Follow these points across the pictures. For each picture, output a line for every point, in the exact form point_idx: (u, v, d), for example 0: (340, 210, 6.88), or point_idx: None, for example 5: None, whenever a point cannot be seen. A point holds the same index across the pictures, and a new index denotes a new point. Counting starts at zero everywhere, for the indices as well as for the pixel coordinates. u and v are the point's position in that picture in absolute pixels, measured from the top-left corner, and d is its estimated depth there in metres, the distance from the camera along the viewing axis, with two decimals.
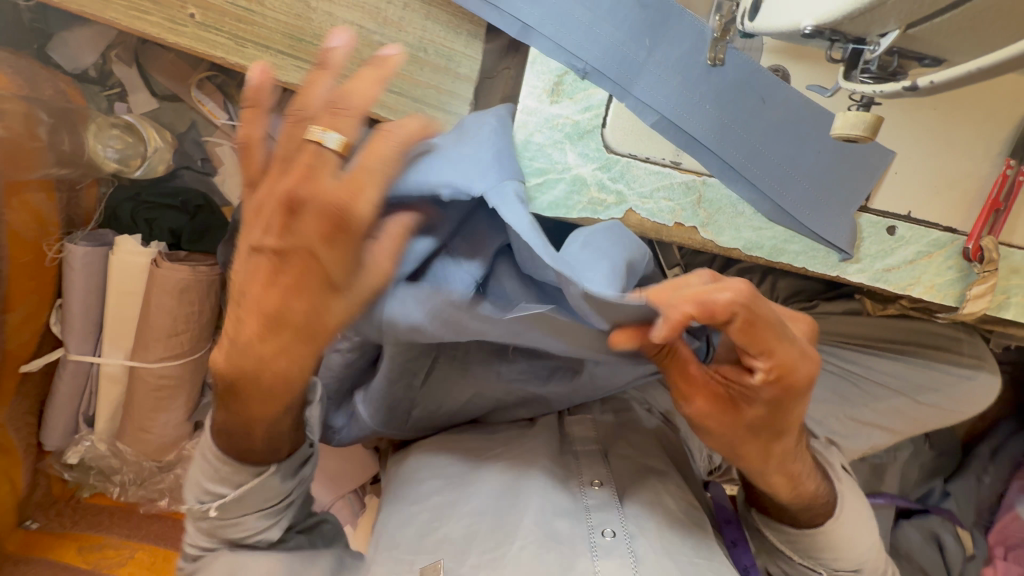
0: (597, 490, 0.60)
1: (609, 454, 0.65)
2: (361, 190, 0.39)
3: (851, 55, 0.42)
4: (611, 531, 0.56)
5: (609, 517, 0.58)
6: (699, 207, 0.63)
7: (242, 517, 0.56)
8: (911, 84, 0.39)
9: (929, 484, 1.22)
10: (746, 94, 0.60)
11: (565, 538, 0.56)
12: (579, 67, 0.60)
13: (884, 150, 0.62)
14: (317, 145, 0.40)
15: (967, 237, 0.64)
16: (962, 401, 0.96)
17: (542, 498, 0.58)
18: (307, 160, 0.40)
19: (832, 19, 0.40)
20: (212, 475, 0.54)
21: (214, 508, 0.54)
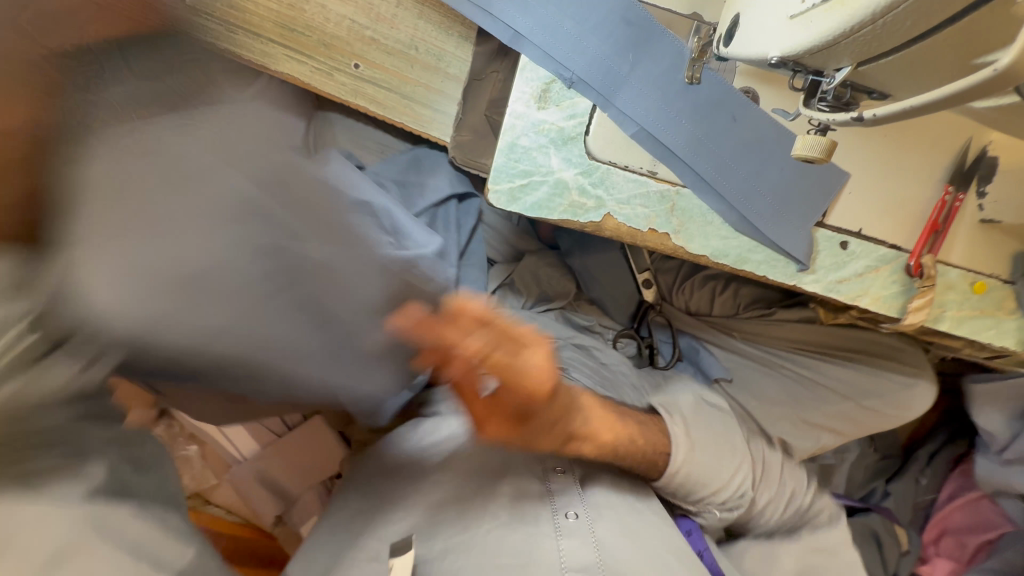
0: (560, 477, 0.69)
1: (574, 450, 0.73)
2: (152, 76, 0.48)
3: (811, 85, 0.48)
4: (574, 513, 0.64)
5: (571, 501, 0.66)
6: (672, 215, 0.67)
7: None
8: (859, 116, 0.44)
9: (872, 485, 1.33)
10: (718, 112, 0.64)
11: (531, 516, 0.63)
12: (565, 77, 0.64)
13: (841, 171, 0.68)
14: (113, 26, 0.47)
15: (910, 254, 0.71)
16: (904, 407, 1.01)
17: (513, 482, 0.66)
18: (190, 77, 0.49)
19: (795, 53, 0.44)
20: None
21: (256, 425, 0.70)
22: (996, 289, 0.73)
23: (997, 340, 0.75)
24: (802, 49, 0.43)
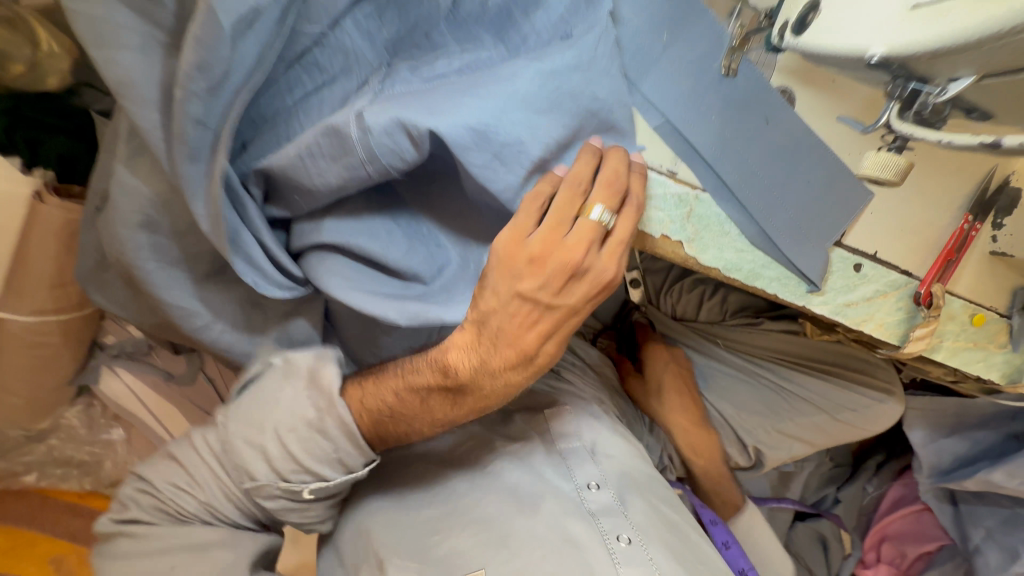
0: (596, 494, 0.64)
1: (596, 452, 0.69)
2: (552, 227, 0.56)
3: (911, 94, 0.46)
4: (626, 537, 0.60)
5: (621, 524, 0.62)
6: (688, 221, 0.61)
7: (311, 503, 0.67)
8: (993, 139, 0.43)
9: (823, 492, 1.34)
10: (752, 111, 0.57)
11: (579, 541, 0.60)
12: (565, 30, 0.56)
13: (865, 191, 0.61)
14: (587, 219, 0.56)
15: (919, 282, 0.67)
16: (870, 422, 1.01)
17: (547, 504, 0.63)
18: (584, 280, 0.59)
19: (908, 53, 0.41)
20: (310, 452, 0.64)
21: (310, 489, 0.64)
22: (992, 323, 0.72)
23: (983, 372, 0.75)
24: (925, 47, 0.39)
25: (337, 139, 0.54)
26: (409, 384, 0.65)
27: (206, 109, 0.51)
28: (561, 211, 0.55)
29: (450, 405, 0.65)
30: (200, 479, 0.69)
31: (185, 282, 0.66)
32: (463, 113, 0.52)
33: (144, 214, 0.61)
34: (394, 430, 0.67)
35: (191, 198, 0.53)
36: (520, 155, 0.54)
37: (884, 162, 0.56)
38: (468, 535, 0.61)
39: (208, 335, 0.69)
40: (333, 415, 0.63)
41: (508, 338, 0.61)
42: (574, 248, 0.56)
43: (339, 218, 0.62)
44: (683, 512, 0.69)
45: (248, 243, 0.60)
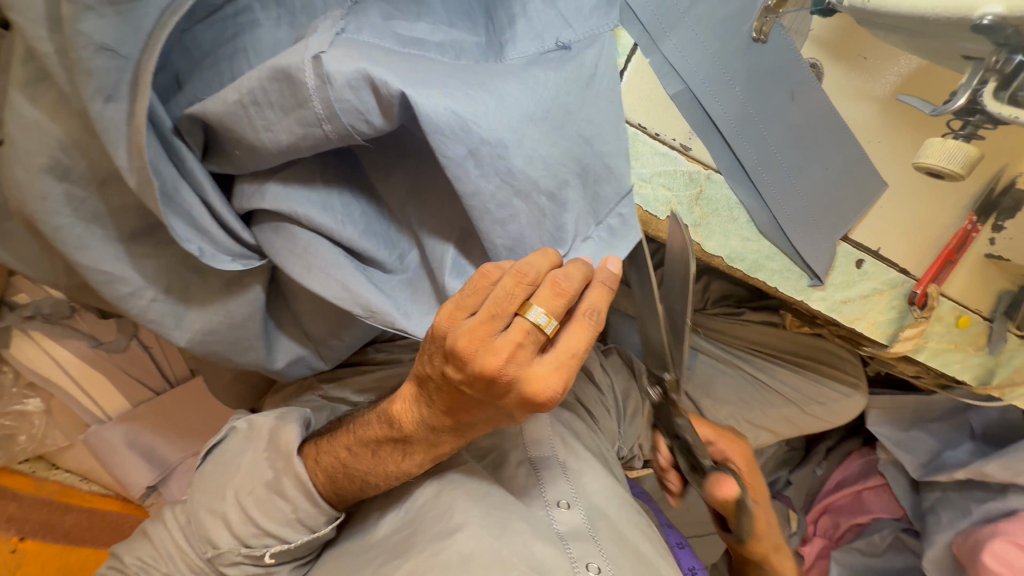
0: (565, 512, 0.62)
1: (569, 468, 0.67)
2: (483, 324, 0.43)
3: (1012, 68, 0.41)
4: (595, 566, 0.56)
5: (590, 550, 0.58)
6: (695, 204, 0.56)
7: (277, 566, 0.64)
8: None
9: (774, 474, 1.24)
10: (777, 85, 0.51)
11: (548, 568, 0.54)
12: (563, 40, 0.49)
13: (879, 180, 0.57)
14: (523, 320, 0.43)
15: (916, 282, 0.64)
16: (837, 414, 1.02)
17: (518, 519, 0.58)
18: (507, 393, 0.44)
19: None
20: (271, 516, 0.62)
21: (270, 555, 0.62)
22: (975, 326, 0.70)
23: (958, 373, 0.74)
24: None
25: (291, 93, 0.44)
26: (360, 439, 0.60)
27: (118, 35, 0.44)
28: (495, 303, 0.43)
29: (401, 456, 0.58)
30: (166, 552, 0.68)
31: (108, 243, 0.56)
32: (445, 92, 0.42)
33: (52, 158, 0.51)
34: (356, 486, 0.62)
35: (111, 146, 0.46)
36: (500, 161, 0.45)
37: (953, 152, 0.49)
38: (426, 557, 0.55)
39: (135, 304, 0.59)
40: (289, 483, 0.62)
41: (442, 406, 0.51)
42: (502, 352, 0.43)
43: (283, 182, 0.52)
44: (656, 541, 0.65)
45: (185, 199, 0.51)
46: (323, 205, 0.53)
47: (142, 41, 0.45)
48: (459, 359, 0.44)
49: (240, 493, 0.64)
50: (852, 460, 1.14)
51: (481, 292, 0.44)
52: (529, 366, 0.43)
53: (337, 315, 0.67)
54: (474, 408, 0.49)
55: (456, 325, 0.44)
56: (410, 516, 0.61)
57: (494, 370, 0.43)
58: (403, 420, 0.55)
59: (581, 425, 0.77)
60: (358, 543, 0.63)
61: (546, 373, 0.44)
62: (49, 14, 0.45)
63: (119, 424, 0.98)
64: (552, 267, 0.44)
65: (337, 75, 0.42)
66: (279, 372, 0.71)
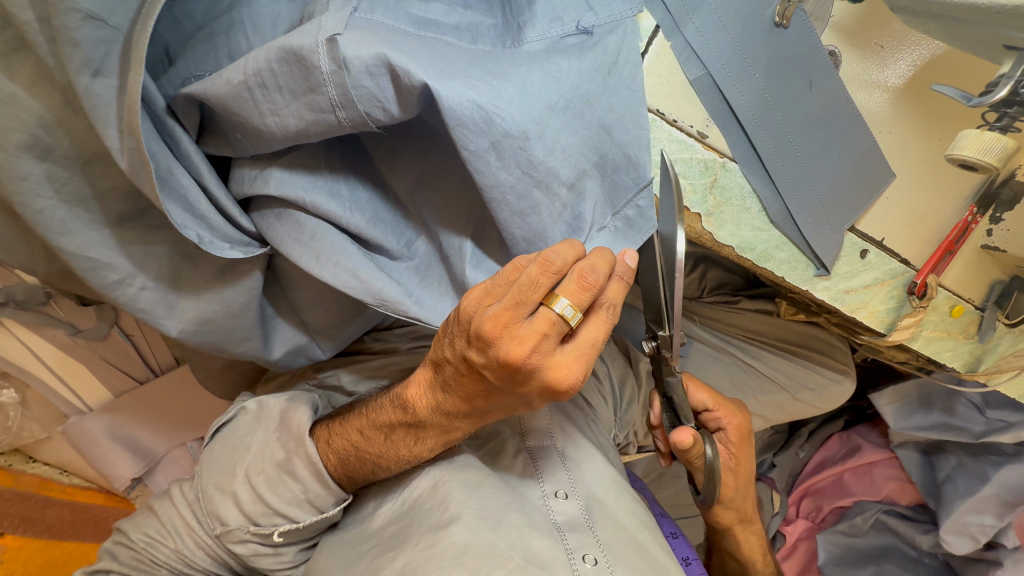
0: (563, 503, 0.60)
1: (568, 458, 0.65)
2: (508, 312, 0.42)
3: None
4: (592, 557, 0.55)
5: (587, 542, 0.57)
6: (710, 192, 0.56)
7: (284, 546, 0.63)
8: None
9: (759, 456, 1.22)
10: (796, 73, 0.51)
11: (546, 563, 0.54)
12: (584, 23, 0.46)
13: (888, 171, 0.57)
14: (548, 310, 0.43)
15: (916, 272, 0.65)
16: (826, 400, 1.05)
17: (515, 512, 0.57)
18: (528, 381, 0.44)
19: None
20: (281, 497, 0.61)
21: (279, 533, 0.61)
22: (967, 315, 0.71)
23: (948, 361, 0.76)
24: None
25: (304, 76, 0.42)
26: (373, 422, 0.59)
27: (106, 3, 0.40)
28: (521, 291, 0.42)
29: (414, 440, 0.58)
30: (173, 528, 0.66)
31: (93, 227, 0.53)
32: (469, 82, 0.41)
33: (31, 136, 0.47)
34: (367, 469, 0.61)
35: (100, 124, 0.43)
36: (522, 152, 0.44)
37: (990, 142, 0.50)
38: (420, 551, 0.54)
39: (124, 293, 0.56)
40: (301, 465, 0.60)
41: (459, 392, 0.51)
42: (526, 341, 0.42)
43: (288, 167, 0.50)
44: (656, 531, 0.63)
45: (181, 183, 0.48)
46: (327, 186, 0.51)
47: (132, 10, 0.41)
48: (483, 344, 0.44)
49: (249, 474, 0.62)
50: (832, 443, 1.18)
51: (511, 281, 0.43)
52: (551, 355, 0.43)
53: (337, 303, 0.64)
54: (493, 396, 0.49)
55: (481, 310, 0.44)
56: (405, 506, 0.60)
57: (517, 358, 0.43)
58: (417, 405, 0.55)
59: (582, 411, 0.76)
60: (356, 531, 0.62)
61: (567, 362, 0.44)
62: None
63: (102, 414, 0.94)
64: (581, 257, 0.43)
65: (355, 59, 0.40)
66: (275, 362, 0.68)
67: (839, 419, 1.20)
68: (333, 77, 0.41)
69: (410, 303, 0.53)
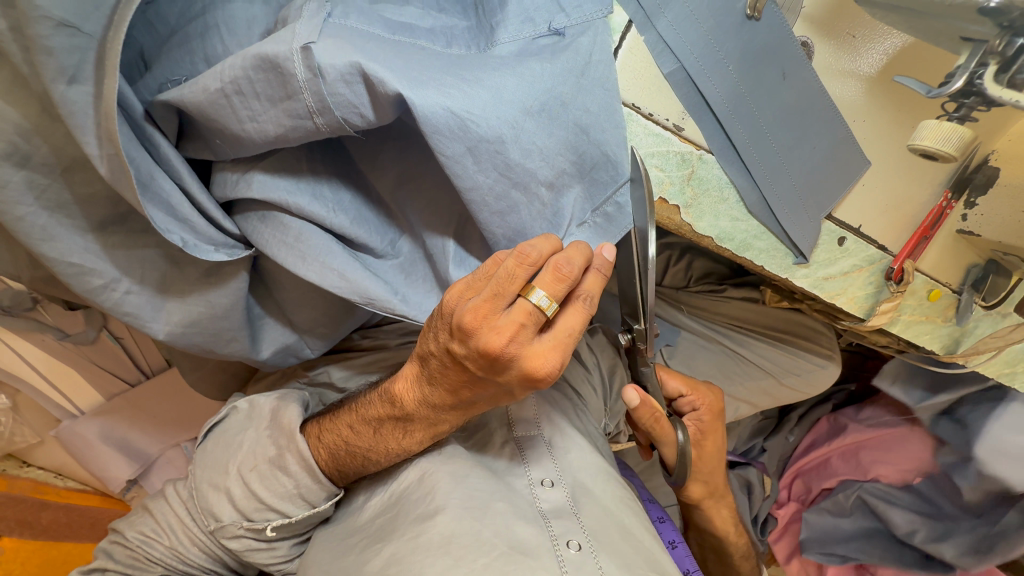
0: (549, 492, 0.61)
1: (555, 447, 0.66)
2: (487, 305, 0.43)
3: None
4: (577, 544, 0.56)
5: (573, 529, 0.58)
6: (687, 184, 0.56)
7: (278, 541, 0.64)
8: None
9: (751, 441, 1.26)
10: (769, 65, 0.51)
11: (532, 550, 0.55)
12: (556, 24, 0.46)
13: (863, 159, 0.58)
14: (525, 302, 0.43)
15: (893, 258, 0.66)
16: (812, 385, 1.07)
17: (500, 501, 0.58)
18: (510, 370, 0.45)
19: None
20: (273, 492, 0.62)
21: (272, 527, 0.62)
22: (944, 298, 0.72)
23: (927, 344, 0.78)
24: None
25: (281, 85, 0.42)
26: (362, 416, 0.60)
27: (79, 10, 0.40)
28: (499, 284, 0.43)
29: (402, 433, 0.58)
30: (167, 525, 0.67)
31: (76, 230, 0.53)
32: (442, 89, 0.42)
33: (9, 144, 0.47)
34: (357, 462, 0.61)
35: (79, 132, 0.43)
36: (498, 155, 0.45)
37: (948, 133, 0.51)
38: (407, 541, 0.55)
39: (109, 297, 0.56)
40: (292, 460, 0.61)
41: (445, 383, 0.51)
42: (505, 331, 0.43)
43: (269, 171, 0.50)
44: (641, 515, 0.65)
45: (164, 189, 0.48)
46: (309, 187, 0.51)
47: (106, 17, 0.42)
48: (464, 336, 0.44)
49: (242, 470, 0.63)
50: (821, 425, 1.21)
51: (490, 274, 0.44)
52: (530, 344, 0.44)
53: (323, 302, 0.65)
54: (477, 386, 0.50)
55: (462, 303, 0.45)
56: (393, 497, 0.61)
57: (497, 349, 0.43)
58: (405, 399, 0.56)
59: (570, 401, 0.77)
60: (346, 524, 0.63)
61: (546, 352, 0.45)
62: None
63: (94, 418, 0.94)
64: (559, 251, 0.44)
65: (330, 66, 0.41)
66: (264, 361, 0.69)
67: (827, 403, 1.24)
68: (309, 84, 0.41)
69: (395, 300, 0.54)
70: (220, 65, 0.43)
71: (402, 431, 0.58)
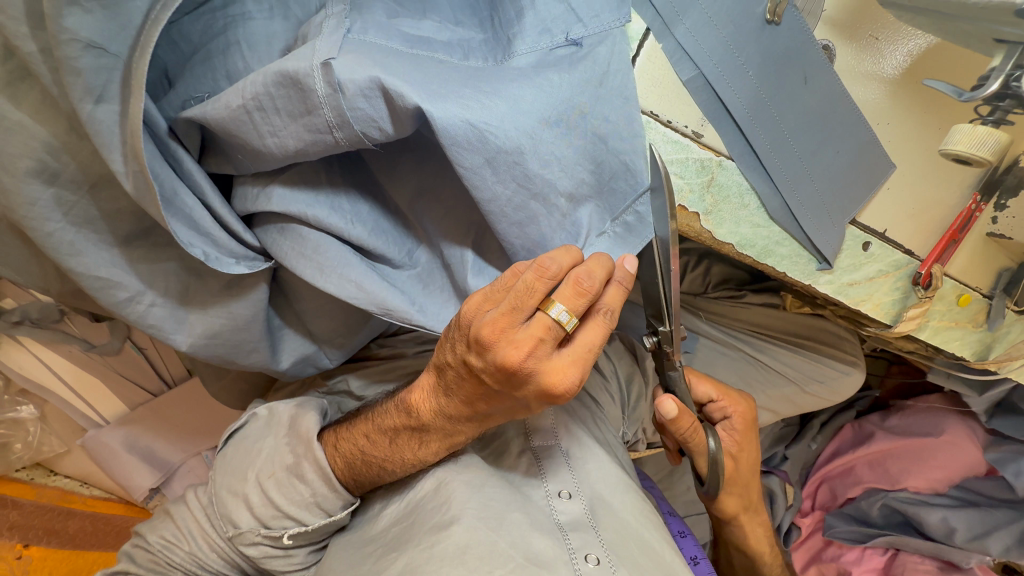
0: (566, 503, 0.61)
1: (572, 457, 0.65)
2: (505, 318, 0.43)
3: None
4: (595, 557, 0.56)
5: (590, 541, 0.57)
6: (707, 191, 0.56)
7: (295, 549, 0.64)
8: None
9: (772, 449, 1.21)
10: (790, 68, 0.51)
11: (549, 562, 0.54)
12: (573, 35, 0.46)
13: (888, 162, 0.57)
14: (543, 316, 0.43)
15: (920, 262, 0.64)
16: (836, 392, 1.04)
17: (517, 511, 0.58)
18: (527, 385, 0.45)
19: None
20: (290, 500, 0.62)
21: (289, 535, 0.62)
22: (975, 303, 0.70)
23: (957, 351, 0.75)
24: None
25: (301, 100, 0.43)
26: (379, 426, 0.60)
27: (105, 31, 0.41)
28: (517, 297, 0.42)
29: (418, 444, 0.58)
30: (189, 531, 0.68)
31: (99, 244, 0.54)
32: (460, 101, 0.42)
33: (38, 162, 0.49)
34: (373, 472, 0.61)
35: (105, 149, 0.44)
36: (516, 166, 0.45)
37: (983, 138, 0.50)
38: (422, 552, 0.54)
39: (134, 310, 0.57)
40: (309, 469, 0.61)
41: (462, 395, 0.51)
42: (523, 345, 0.43)
43: (289, 185, 0.51)
44: (660, 527, 0.64)
45: (186, 204, 0.49)
46: (331, 200, 0.52)
47: (132, 37, 0.42)
48: (482, 349, 0.44)
49: (260, 478, 0.63)
50: (845, 432, 1.18)
51: (508, 287, 0.44)
52: (547, 358, 0.44)
53: (342, 312, 0.65)
54: (494, 399, 0.50)
55: (480, 315, 0.44)
56: (409, 507, 0.61)
57: (514, 363, 0.43)
58: (421, 409, 0.55)
59: (588, 409, 0.77)
60: (362, 532, 0.63)
61: (565, 366, 0.44)
62: (30, 11, 0.42)
63: (118, 427, 0.96)
64: (580, 263, 0.44)
65: (350, 81, 0.41)
66: (283, 371, 0.69)
67: (850, 409, 1.20)
68: (330, 99, 0.42)
69: (413, 311, 0.54)
70: (242, 83, 0.44)
71: (417, 442, 0.58)
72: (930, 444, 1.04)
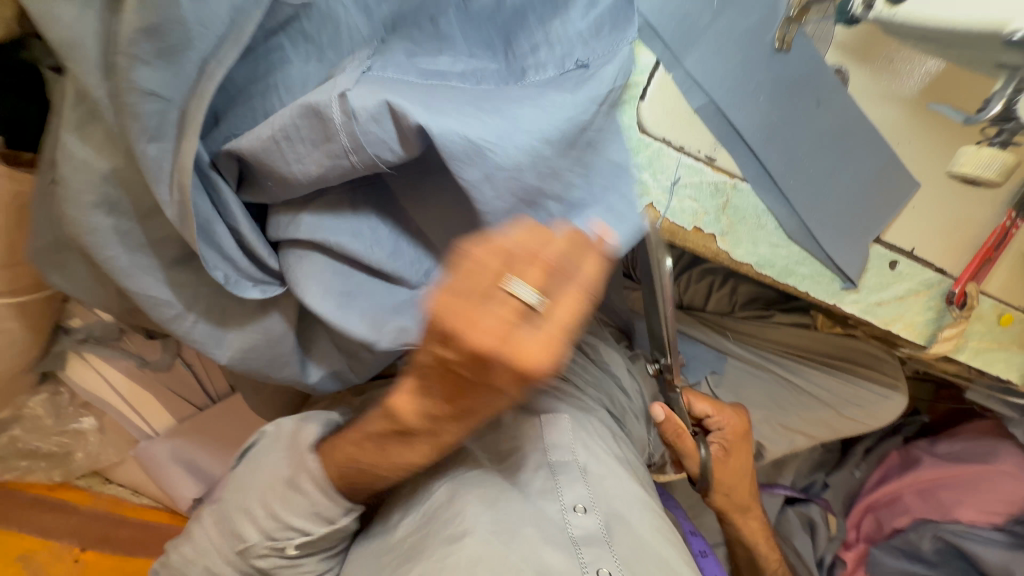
0: (581, 517, 0.62)
1: (590, 472, 0.67)
2: (457, 297, 0.38)
3: None
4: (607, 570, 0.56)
5: (602, 555, 0.58)
6: (722, 213, 0.56)
7: (301, 558, 0.67)
8: None
9: (812, 476, 1.20)
10: (802, 91, 0.52)
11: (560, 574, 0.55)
12: (582, 57, 0.51)
13: (911, 180, 0.57)
14: (507, 294, 0.38)
15: (954, 281, 0.64)
16: (876, 417, 0.99)
17: (530, 526, 0.59)
18: (500, 372, 0.38)
19: None
20: (292, 512, 0.65)
21: (294, 545, 0.65)
22: (1019, 323, 0.68)
23: (1003, 372, 0.72)
24: None
25: (320, 126, 0.47)
26: (366, 431, 0.59)
27: (162, 80, 0.47)
28: (472, 279, 0.38)
29: (407, 447, 0.56)
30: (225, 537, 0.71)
31: (155, 267, 0.60)
32: (462, 121, 0.45)
33: (105, 194, 0.55)
34: (368, 479, 0.63)
35: (155, 182, 0.49)
36: (516, 182, 0.47)
37: (987, 159, 0.50)
38: (434, 562, 0.56)
39: (181, 328, 0.62)
40: (308, 483, 0.64)
41: (447, 391, 0.46)
42: (484, 328, 0.37)
43: (317, 212, 0.55)
44: (678, 549, 0.64)
45: (219, 234, 0.54)
46: (354, 226, 0.56)
47: (186, 84, 0.48)
48: (445, 339, 0.38)
49: (264, 492, 0.66)
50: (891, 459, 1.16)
51: (468, 271, 0.39)
52: (519, 336, 0.37)
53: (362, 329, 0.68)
54: (476, 389, 0.44)
55: (440, 299, 0.38)
56: (425, 516, 0.63)
57: (475, 344, 0.37)
58: (404, 413, 0.51)
59: (609, 428, 0.77)
60: (382, 540, 0.65)
61: (542, 344, 0.38)
62: (105, 66, 0.49)
63: (166, 440, 1.02)
64: (540, 230, 0.40)
65: (366, 110, 0.45)
66: (315, 387, 0.73)
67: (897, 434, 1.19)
68: (347, 124, 0.46)
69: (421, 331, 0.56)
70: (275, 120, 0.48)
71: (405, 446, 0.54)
72: (979, 473, 1.00)
